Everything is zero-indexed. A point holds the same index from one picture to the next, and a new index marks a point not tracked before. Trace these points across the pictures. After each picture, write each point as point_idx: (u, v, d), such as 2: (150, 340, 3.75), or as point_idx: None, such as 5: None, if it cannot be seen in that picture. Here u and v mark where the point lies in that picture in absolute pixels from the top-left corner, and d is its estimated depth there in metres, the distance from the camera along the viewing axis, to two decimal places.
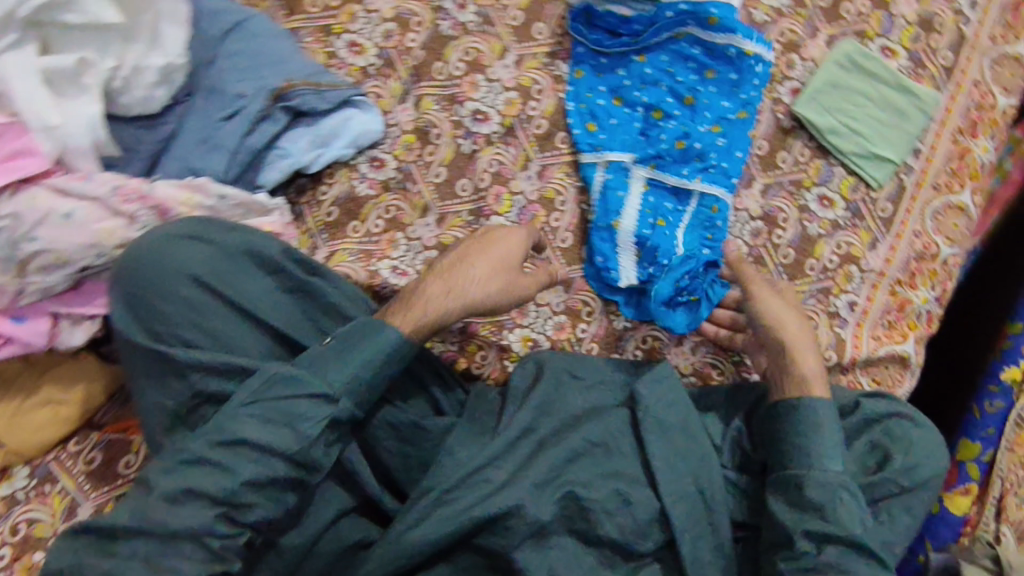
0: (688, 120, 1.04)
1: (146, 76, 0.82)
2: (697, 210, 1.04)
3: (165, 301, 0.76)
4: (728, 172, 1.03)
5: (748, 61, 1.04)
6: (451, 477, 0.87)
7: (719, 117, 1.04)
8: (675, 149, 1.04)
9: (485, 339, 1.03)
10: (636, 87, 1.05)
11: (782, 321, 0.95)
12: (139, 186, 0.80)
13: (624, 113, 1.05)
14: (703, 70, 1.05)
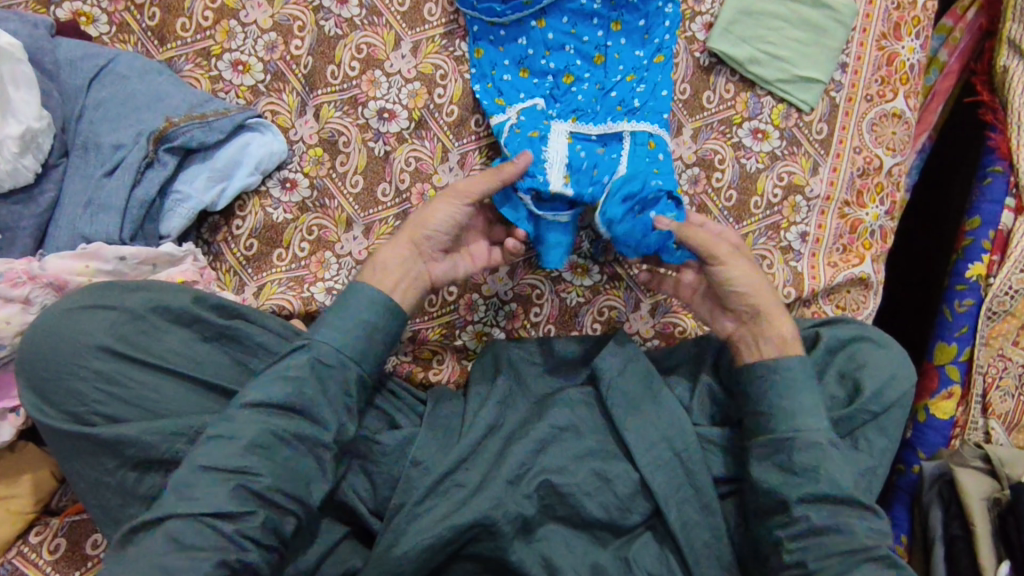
0: (602, 79, 0.97)
1: (6, 148, 0.76)
2: (631, 153, 0.95)
3: (76, 378, 0.71)
4: (656, 109, 0.96)
5: (656, 3, 0.97)
6: (420, 488, 0.83)
7: (633, 66, 0.97)
8: (597, 104, 0.97)
9: (438, 344, 0.99)
10: (540, 55, 0.97)
11: (750, 281, 0.87)
12: (28, 266, 0.75)
13: (533, 84, 0.97)
14: (609, 25, 0.98)
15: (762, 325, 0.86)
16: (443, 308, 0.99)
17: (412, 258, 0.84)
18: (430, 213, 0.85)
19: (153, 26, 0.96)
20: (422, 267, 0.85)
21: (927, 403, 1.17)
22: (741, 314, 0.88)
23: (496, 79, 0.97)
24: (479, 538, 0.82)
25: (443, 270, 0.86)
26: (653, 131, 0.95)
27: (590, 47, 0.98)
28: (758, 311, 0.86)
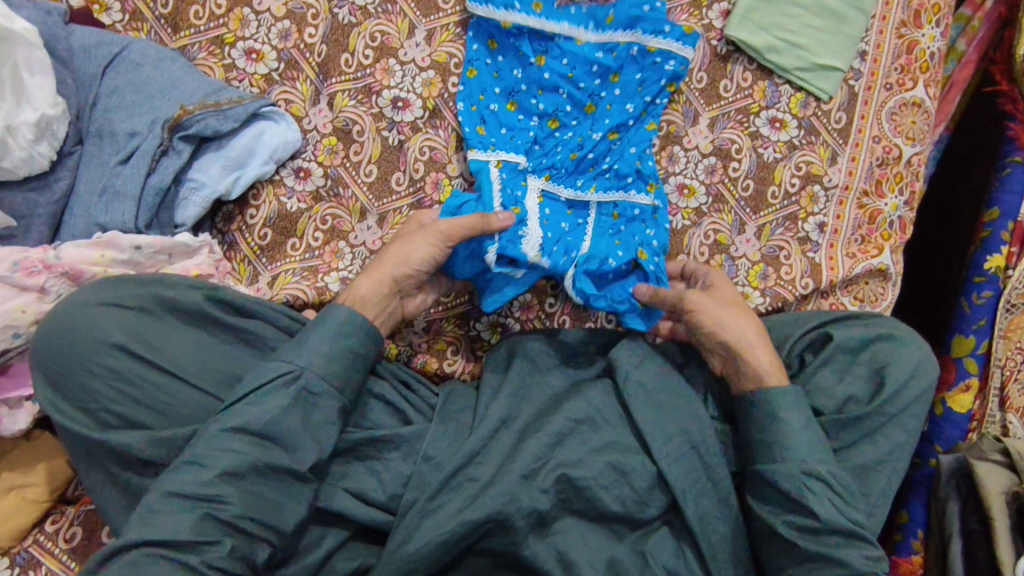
0: (587, 130, 0.96)
1: (22, 135, 0.75)
2: (599, 218, 0.96)
3: (91, 375, 0.71)
4: (622, 173, 0.96)
5: (653, 58, 0.96)
6: (434, 481, 0.82)
7: (619, 121, 0.96)
8: (571, 161, 0.96)
9: (453, 334, 0.98)
10: (532, 92, 0.96)
11: (742, 328, 0.87)
12: (43, 255, 0.74)
13: (517, 120, 0.97)
14: (608, 74, 0.96)
15: (738, 361, 0.86)
16: (457, 298, 0.98)
17: (384, 300, 0.84)
18: (400, 249, 0.85)
19: (166, 14, 0.95)
20: (393, 303, 0.85)
21: (945, 396, 1.16)
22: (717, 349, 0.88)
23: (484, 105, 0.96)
24: (494, 533, 0.82)
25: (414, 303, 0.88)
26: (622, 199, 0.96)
27: (583, 98, 0.96)
28: (731, 346, 0.87)
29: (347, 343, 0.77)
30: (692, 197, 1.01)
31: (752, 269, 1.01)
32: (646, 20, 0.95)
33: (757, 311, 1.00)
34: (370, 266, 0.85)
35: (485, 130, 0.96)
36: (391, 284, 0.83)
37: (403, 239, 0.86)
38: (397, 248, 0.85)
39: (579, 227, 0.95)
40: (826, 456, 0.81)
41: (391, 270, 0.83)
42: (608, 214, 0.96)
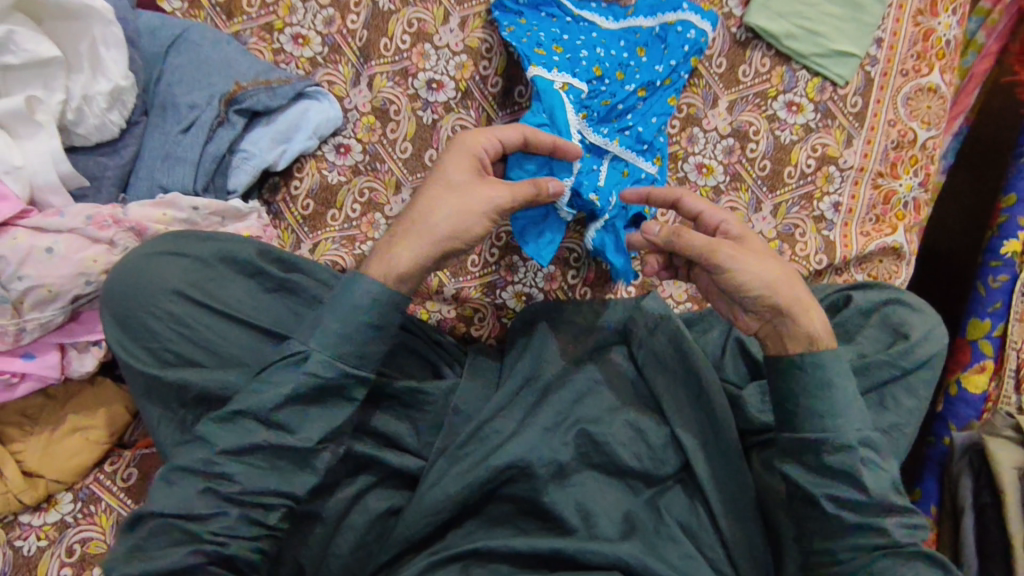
0: (619, 87, 0.99)
1: (97, 104, 0.83)
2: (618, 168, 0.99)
3: (151, 317, 0.79)
4: (644, 136, 1.00)
5: (675, 29, 1.02)
6: (462, 433, 0.89)
7: (646, 84, 1.01)
8: (606, 111, 0.98)
9: (480, 302, 1.03)
10: (576, 44, 0.99)
11: (770, 283, 0.82)
12: (113, 211, 0.82)
13: (564, 61, 0.97)
14: (634, 49, 1.01)
15: (783, 323, 0.82)
16: (485, 268, 1.03)
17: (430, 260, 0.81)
18: (442, 218, 0.81)
19: (221, 2, 1.03)
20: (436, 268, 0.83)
21: (959, 376, 1.19)
22: (762, 316, 0.83)
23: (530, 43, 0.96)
24: (515, 480, 0.88)
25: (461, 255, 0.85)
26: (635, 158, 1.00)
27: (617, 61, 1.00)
28: (777, 310, 0.82)
29: (379, 293, 0.79)
30: (710, 176, 1.05)
31: (768, 245, 1.05)
32: (669, 5, 1.02)
33: None
34: (408, 235, 0.81)
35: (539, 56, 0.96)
36: (435, 250, 0.81)
37: (449, 200, 0.81)
38: (442, 219, 0.81)
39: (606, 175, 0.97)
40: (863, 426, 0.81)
41: (437, 244, 0.81)
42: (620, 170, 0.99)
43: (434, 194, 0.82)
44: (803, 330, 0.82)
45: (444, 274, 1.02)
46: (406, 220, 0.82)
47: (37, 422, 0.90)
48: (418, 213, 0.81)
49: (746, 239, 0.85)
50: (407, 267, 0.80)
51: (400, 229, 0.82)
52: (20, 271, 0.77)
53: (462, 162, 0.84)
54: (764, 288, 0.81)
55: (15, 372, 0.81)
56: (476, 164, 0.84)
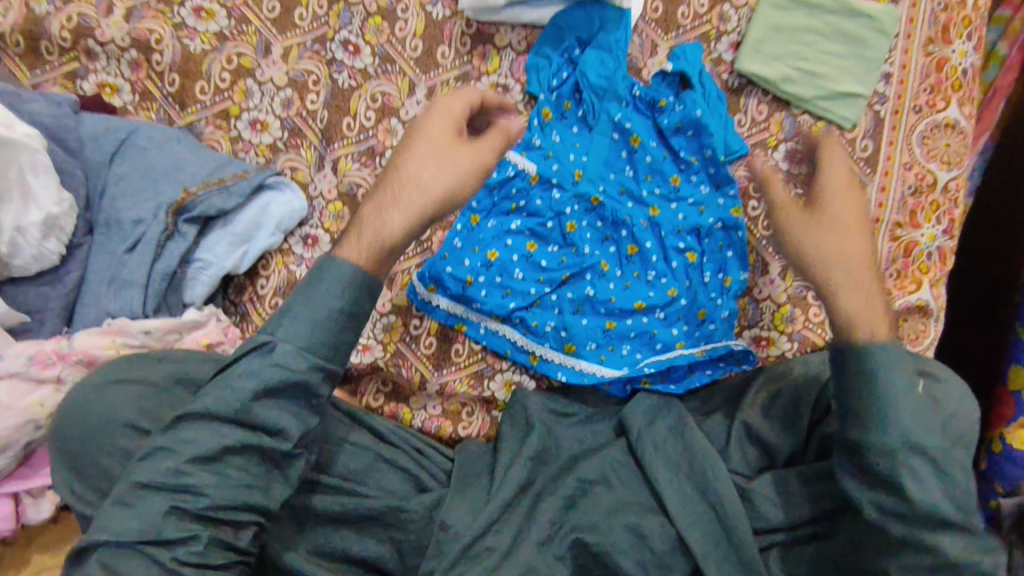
0: (534, 276, 0.93)
1: (32, 235, 0.77)
2: (656, 265, 0.94)
3: (102, 455, 0.72)
4: (599, 172, 0.95)
5: (693, 175, 0.95)
6: (449, 553, 0.80)
7: (616, 372, 0.92)
8: (661, 158, 0.96)
9: (467, 396, 0.95)
10: (614, 104, 0.95)
11: (846, 270, 0.79)
12: (57, 346, 0.77)
13: (577, 114, 0.97)
14: (630, 138, 0.95)
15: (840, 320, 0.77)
16: (470, 357, 0.96)
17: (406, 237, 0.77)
18: (446, 182, 0.79)
19: (173, 92, 0.97)
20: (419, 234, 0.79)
21: (1003, 432, 1.01)
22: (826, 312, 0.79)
23: (543, 57, 0.97)
24: None
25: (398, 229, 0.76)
26: (668, 368, 0.92)
27: (562, 333, 0.92)
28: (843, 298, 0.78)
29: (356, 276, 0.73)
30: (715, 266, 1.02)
31: (778, 312, 0.96)
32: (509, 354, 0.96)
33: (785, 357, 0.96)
34: (398, 199, 0.78)
35: (550, 111, 0.96)
36: (425, 212, 0.78)
37: (418, 168, 0.78)
38: (431, 176, 0.78)
39: (702, 194, 0.95)
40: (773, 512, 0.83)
41: (422, 204, 0.78)
42: (683, 254, 0.94)
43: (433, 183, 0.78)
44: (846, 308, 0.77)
45: (426, 367, 0.95)
46: (398, 187, 0.78)
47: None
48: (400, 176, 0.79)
49: (822, 206, 0.81)
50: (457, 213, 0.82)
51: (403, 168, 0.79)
52: None
53: (442, 121, 0.81)
54: (831, 259, 0.79)
55: None
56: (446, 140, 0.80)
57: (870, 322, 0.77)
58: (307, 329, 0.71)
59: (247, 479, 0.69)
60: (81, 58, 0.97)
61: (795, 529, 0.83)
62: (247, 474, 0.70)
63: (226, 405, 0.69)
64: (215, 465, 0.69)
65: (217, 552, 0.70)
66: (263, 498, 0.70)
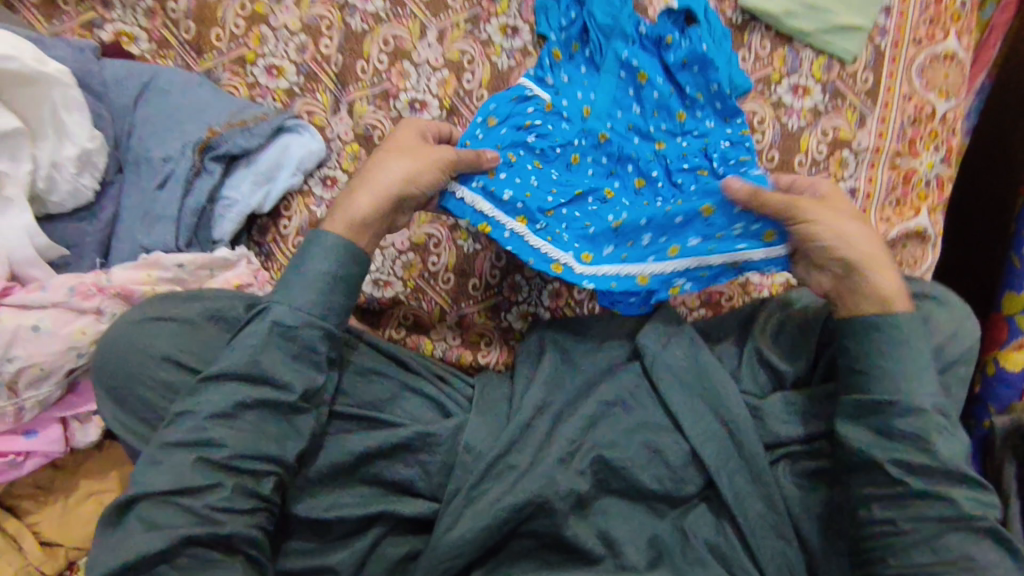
0: (547, 186, 0.90)
1: (67, 169, 0.82)
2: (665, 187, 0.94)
3: (144, 388, 0.75)
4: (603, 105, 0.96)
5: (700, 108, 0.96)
6: (476, 470, 0.83)
7: (642, 268, 0.89)
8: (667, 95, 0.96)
9: (485, 326, 1.00)
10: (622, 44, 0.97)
11: (872, 246, 0.80)
12: (96, 279, 0.80)
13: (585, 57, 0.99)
14: (636, 77, 0.97)
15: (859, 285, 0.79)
16: (487, 291, 1.00)
17: (380, 222, 0.80)
18: (406, 202, 0.81)
19: (190, 39, 1.00)
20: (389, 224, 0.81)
21: (997, 354, 1.05)
22: (842, 276, 0.80)
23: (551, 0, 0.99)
24: (535, 516, 0.83)
25: (362, 208, 0.79)
26: (699, 264, 0.87)
27: (581, 235, 0.88)
28: (863, 263, 0.79)
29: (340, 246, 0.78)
30: None
31: None
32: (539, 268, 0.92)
33: (789, 283, 1.02)
34: (363, 185, 0.80)
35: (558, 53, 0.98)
36: (390, 199, 0.79)
37: (387, 156, 0.81)
38: (395, 171, 0.80)
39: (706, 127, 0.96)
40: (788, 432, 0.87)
41: (388, 192, 0.79)
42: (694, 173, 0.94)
43: (394, 194, 0.79)
44: (881, 286, 0.78)
45: (445, 300, 0.99)
46: (361, 175, 0.81)
47: (52, 491, 0.89)
48: (369, 168, 0.81)
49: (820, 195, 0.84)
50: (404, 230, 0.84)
51: (377, 159, 0.82)
52: (10, 353, 0.76)
53: (411, 132, 0.86)
54: (850, 238, 0.80)
55: (20, 451, 0.80)
56: (414, 137, 0.85)
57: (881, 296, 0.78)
58: (300, 292, 0.76)
59: (265, 428, 0.74)
60: (98, 7, 0.99)
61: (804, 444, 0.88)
62: (262, 425, 0.74)
63: (236, 364, 0.73)
64: (232, 420, 0.73)
65: (242, 498, 0.72)
66: (277, 448, 0.74)
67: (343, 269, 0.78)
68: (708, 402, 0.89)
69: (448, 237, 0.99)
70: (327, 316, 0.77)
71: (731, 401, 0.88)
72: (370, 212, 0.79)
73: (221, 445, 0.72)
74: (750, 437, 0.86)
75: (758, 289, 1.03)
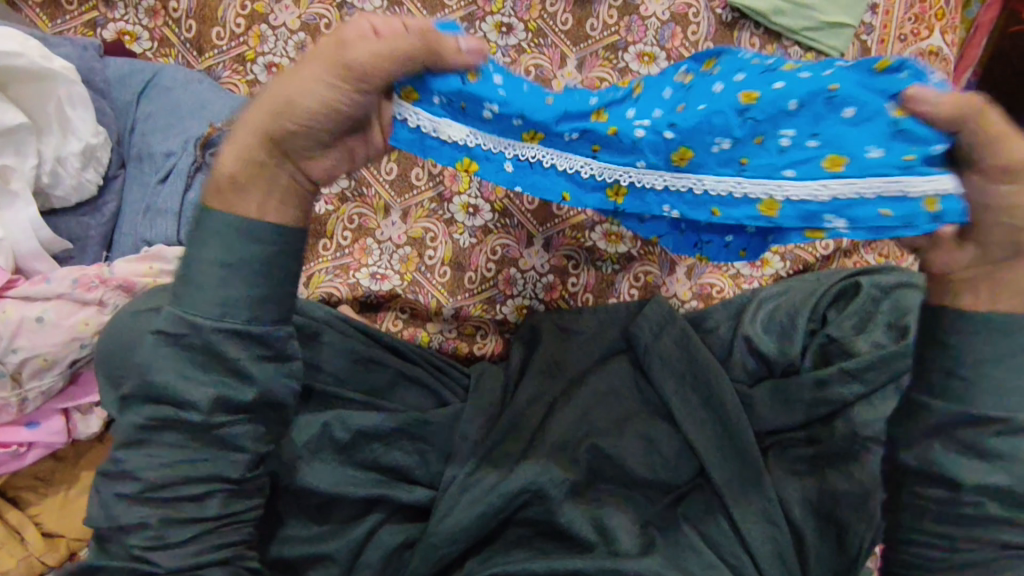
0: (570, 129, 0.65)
1: (71, 164, 0.84)
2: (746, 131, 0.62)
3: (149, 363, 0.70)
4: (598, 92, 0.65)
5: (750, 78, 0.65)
6: (471, 457, 0.85)
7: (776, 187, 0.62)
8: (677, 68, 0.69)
9: (480, 319, 1.01)
10: None
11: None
12: (99, 271, 0.82)
13: None
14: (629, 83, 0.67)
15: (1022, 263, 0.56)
16: (483, 284, 1.01)
17: (250, 163, 0.62)
18: (302, 138, 0.61)
19: (191, 38, 1.01)
20: (277, 161, 0.62)
21: None
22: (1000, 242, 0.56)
23: None
24: (529, 503, 0.84)
25: (234, 147, 0.62)
26: (886, 186, 0.58)
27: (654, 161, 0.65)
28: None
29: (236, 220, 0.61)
30: None
31: None
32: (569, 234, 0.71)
33: (779, 276, 1.03)
34: (257, 109, 0.62)
35: None
36: (269, 129, 0.61)
37: (291, 73, 0.61)
38: (287, 88, 0.61)
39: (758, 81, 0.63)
40: (778, 418, 0.89)
41: (270, 118, 0.61)
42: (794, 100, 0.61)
43: (293, 128, 0.60)
44: None
45: (442, 293, 1.01)
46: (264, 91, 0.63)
47: (52, 483, 0.90)
48: (271, 84, 0.63)
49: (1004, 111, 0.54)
50: (316, 179, 0.65)
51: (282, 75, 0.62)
52: (14, 343, 0.77)
53: (324, 41, 0.61)
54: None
55: (22, 442, 0.81)
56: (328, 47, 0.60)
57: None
58: (200, 300, 0.60)
59: (181, 455, 0.62)
60: (100, 7, 1.01)
61: (792, 431, 0.90)
62: (179, 449, 0.62)
63: (132, 385, 0.62)
64: (147, 446, 0.62)
65: (173, 525, 0.61)
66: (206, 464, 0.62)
67: (251, 269, 0.60)
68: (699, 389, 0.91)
69: (444, 231, 1.02)
70: (228, 314, 0.60)
71: (722, 387, 0.90)
72: (249, 150, 0.62)
73: (130, 476, 0.61)
74: (741, 422, 0.88)
75: (749, 281, 1.04)
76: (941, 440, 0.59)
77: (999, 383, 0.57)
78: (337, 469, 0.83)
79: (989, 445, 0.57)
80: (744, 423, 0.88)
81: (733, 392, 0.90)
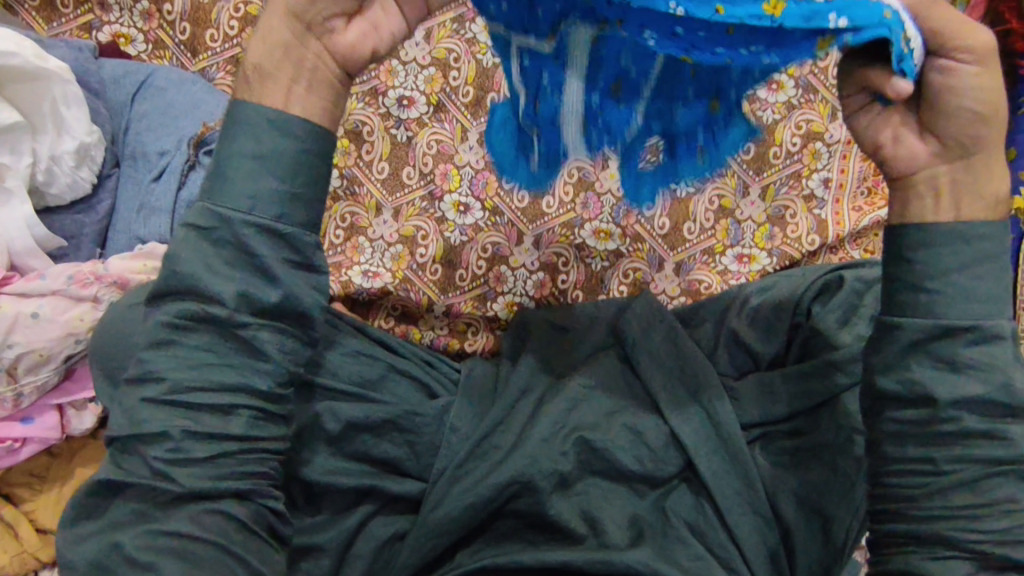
0: None
1: (65, 162, 0.86)
2: None
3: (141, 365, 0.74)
4: None
5: None
6: (460, 450, 0.86)
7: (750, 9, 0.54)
8: None
9: (471, 316, 1.03)
10: None
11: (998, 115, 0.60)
12: (94, 268, 0.83)
13: None
14: None
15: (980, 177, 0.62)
16: (474, 281, 1.03)
17: (279, 52, 0.60)
18: (323, 5, 0.59)
19: (184, 40, 1.03)
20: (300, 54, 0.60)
21: None
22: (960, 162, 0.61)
23: None
24: (519, 495, 0.85)
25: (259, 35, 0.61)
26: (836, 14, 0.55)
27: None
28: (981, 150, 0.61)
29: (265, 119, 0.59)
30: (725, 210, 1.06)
31: (758, 231, 1.05)
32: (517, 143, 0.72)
33: (766, 271, 1.04)
34: None
35: None
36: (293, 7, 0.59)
37: None
38: None
39: None
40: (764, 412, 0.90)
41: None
42: None
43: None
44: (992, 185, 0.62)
45: (433, 291, 1.02)
46: None
47: (45, 479, 0.90)
48: None
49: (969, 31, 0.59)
50: (342, 57, 0.61)
51: None
52: (9, 339, 0.79)
53: None
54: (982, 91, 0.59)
55: (17, 437, 0.82)
56: None
57: (981, 193, 0.62)
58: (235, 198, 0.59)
59: (206, 361, 0.58)
60: (95, 10, 1.02)
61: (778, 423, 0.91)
62: (207, 352, 0.59)
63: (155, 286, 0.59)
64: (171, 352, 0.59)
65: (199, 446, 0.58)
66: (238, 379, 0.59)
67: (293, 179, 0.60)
68: (686, 382, 0.92)
69: (435, 230, 1.03)
70: (258, 207, 0.59)
71: (707, 380, 0.91)
72: (272, 36, 0.60)
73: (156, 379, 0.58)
74: (726, 416, 0.89)
75: (736, 278, 1.05)
76: (917, 361, 0.62)
77: (967, 292, 0.61)
78: (328, 461, 0.84)
79: (964, 359, 0.61)
80: (729, 413, 0.89)
81: (719, 385, 0.91)
